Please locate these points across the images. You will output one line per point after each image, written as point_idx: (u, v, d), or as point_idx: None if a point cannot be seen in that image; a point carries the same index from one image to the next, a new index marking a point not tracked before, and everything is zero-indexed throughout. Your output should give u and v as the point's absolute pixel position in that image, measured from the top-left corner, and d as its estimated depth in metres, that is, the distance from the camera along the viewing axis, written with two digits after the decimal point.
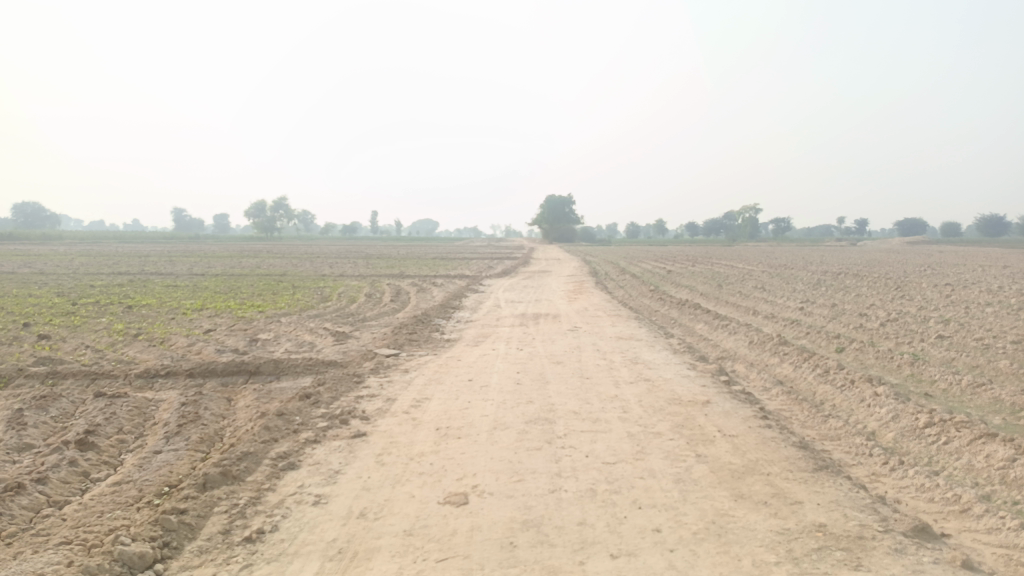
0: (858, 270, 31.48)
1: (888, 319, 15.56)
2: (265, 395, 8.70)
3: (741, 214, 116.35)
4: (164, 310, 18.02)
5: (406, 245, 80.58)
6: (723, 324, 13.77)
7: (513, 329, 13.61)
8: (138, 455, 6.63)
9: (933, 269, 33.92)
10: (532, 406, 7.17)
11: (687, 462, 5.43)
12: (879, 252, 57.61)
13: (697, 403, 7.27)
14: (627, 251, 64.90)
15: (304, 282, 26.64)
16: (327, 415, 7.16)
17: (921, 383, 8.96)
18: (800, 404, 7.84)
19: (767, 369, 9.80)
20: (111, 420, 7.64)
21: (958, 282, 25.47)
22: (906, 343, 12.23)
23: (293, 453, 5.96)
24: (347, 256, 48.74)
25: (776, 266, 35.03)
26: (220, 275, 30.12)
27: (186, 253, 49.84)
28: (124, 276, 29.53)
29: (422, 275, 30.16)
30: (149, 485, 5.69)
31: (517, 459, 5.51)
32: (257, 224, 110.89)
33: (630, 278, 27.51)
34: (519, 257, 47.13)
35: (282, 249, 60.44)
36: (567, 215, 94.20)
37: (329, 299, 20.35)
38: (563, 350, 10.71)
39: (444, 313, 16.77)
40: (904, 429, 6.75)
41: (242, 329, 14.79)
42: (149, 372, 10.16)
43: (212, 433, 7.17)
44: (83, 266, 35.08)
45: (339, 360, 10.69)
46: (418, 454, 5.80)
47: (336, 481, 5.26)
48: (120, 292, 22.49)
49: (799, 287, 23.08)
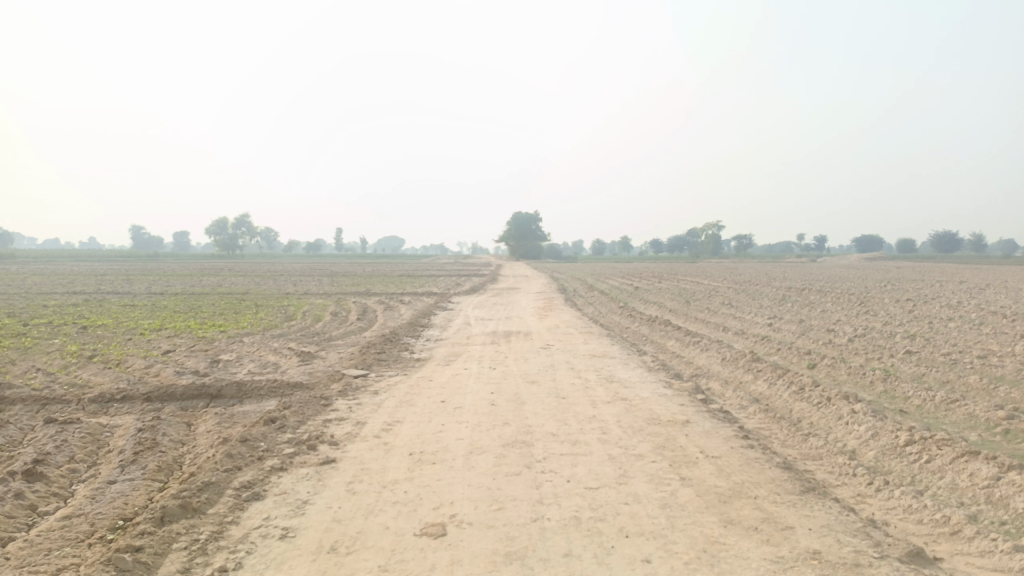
0: (821, 286, 31.93)
1: (855, 334, 15.68)
2: (227, 420, 8.34)
3: (705, 231, 118.03)
4: (121, 330, 17.40)
5: (372, 262, 80.00)
6: (695, 341, 13.71)
7: (484, 348, 13.37)
8: (91, 485, 6.24)
9: (894, 284, 34.58)
10: (508, 429, 6.94)
11: (671, 485, 5.25)
12: (840, 268, 58.72)
13: (676, 423, 7.12)
14: (595, 267, 65.15)
15: (268, 300, 26.08)
16: (293, 440, 6.85)
17: (895, 400, 8.94)
18: (779, 422, 7.74)
19: (743, 387, 9.71)
20: (61, 448, 7.21)
21: (919, 297, 25.93)
22: (876, 358, 12.28)
23: (258, 482, 5.64)
24: (312, 274, 48.09)
25: (741, 282, 35.38)
26: (180, 294, 29.38)
27: (146, 272, 48.62)
28: (80, 295, 28.64)
29: (389, 292, 29.77)
30: (102, 519, 5.32)
31: (496, 485, 5.28)
32: (218, 241, 109.08)
33: (598, 294, 27.46)
34: (486, 274, 46.87)
35: (245, 268, 59.47)
36: (533, 232, 94.38)
37: (293, 318, 19.86)
38: (536, 369, 10.50)
39: (413, 332, 16.43)
40: (885, 447, 6.67)
41: (203, 350, 14.31)
42: (104, 396, 9.67)
43: (171, 461, 6.81)
44: (37, 285, 33.99)
45: (306, 382, 10.33)
46: (392, 481, 5.52)
47: (304, 512, 4.97)
48: (75, 313, 21.71)
49: (766, 304, 23.28)
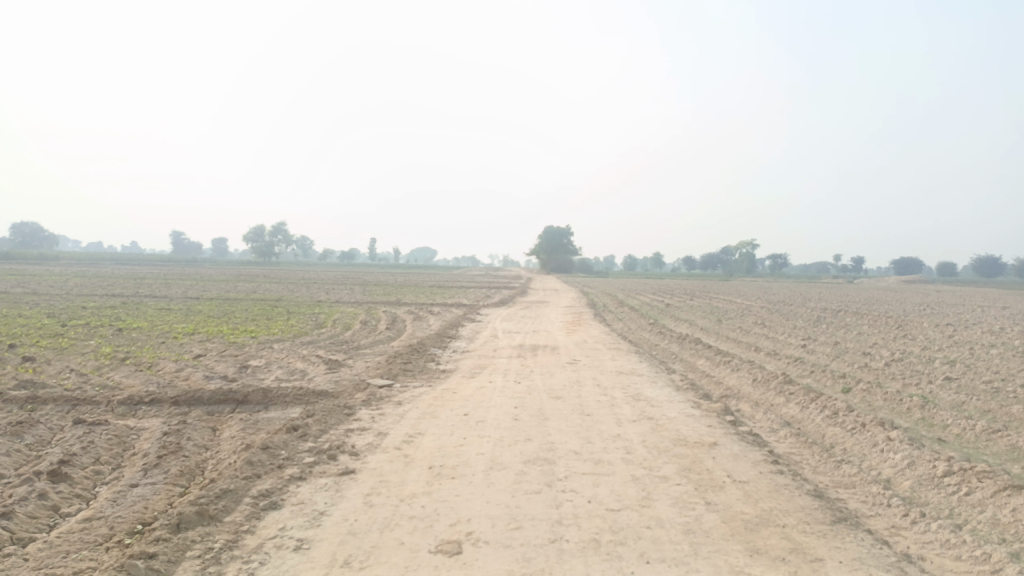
0: (857, 308, 31.24)
1: (892, 359, 15.25)
2: (252, 426, 8.36)
3: (739, 249, 116.66)
4: (154, 333, 17.65)
5: (404, 272, 80.54)
6: (725, 361, 13.45)
7: (510, 361, 13.28)
8: (113, 488, 6.25)
9: (934, 308, 33.69)
10: (531, 445, 6.83)
11: (696, 510, 5.08)
12: (877, 290, 57.51)
13: (703, 445, 6.93)
14: (626, 282, 64.77)
15: (300, 307, 26.31)
16: (314, 449, 6.81)
17: (933, 427, 8.62)
18: (810, 447, 7.50)
19: (774, 409, 9.46)
20: (87, 449, 7.27)
21: (960, 322, 25.23)
22: (914, 384, 11.91)
23: (276, 490, 5.60)
24: (344, 282, 48.62)
25: (775, 302, 34.82)
26: (214, 299, 29.82)
27: (184, 277, 49.54)
28: (119, 297, 29.25)
29: (420, 303, 29.87)
30: (121, 523, 5.32)
31: (515, 503, 5.17)
32: (254, 248, 110.95)
33: (629, 310, 27.22)
34: (515, 287, 46.28)
35: (279, 274, 60.20)
36: (565, 246, 94.19)
37: (323, 326, 19.97)
38: (562, 384, 10.37)
39: (441, 343, 16.39)
40: (922, 477, 6.40)
41: (233, 355, 14.43)
42: (132, 399, 9.76)
43: (193, 466, 6.82)
44: (78, 287, 34.78)
45: (331, 391, 10.32)
46: (410, 495, 5.44)
47: (320, 524, 4.90)
48: (112, 315, 22.15)
49: (800, 324, 22.83)
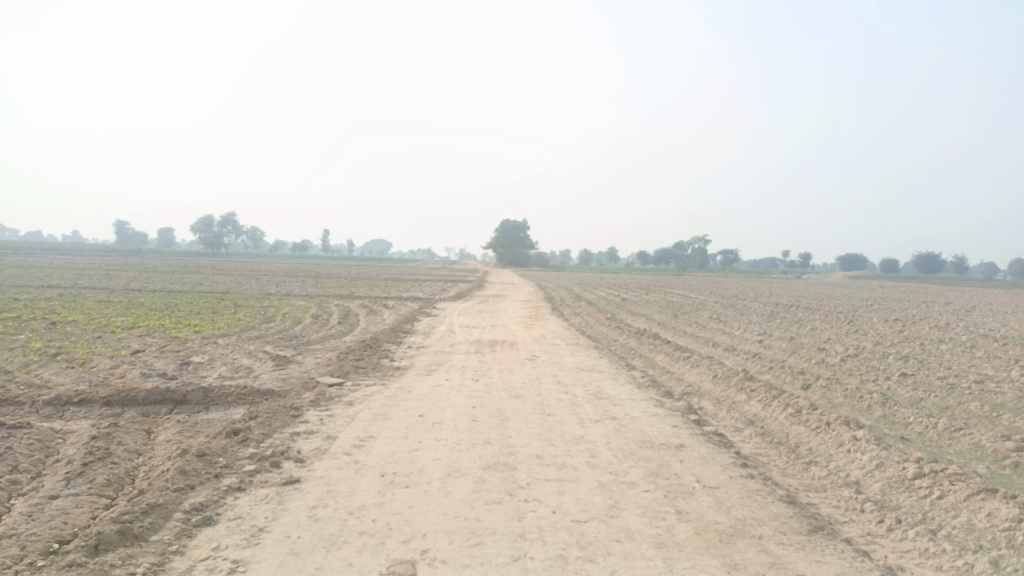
0: (810, 303, 31.75)
1: (848, 354, 15.31)
2: (190, 429, 7.78)
3: (692, 244, 118.43)
4: (91, 327, 16.70)
5: (358, 265, 79.41)
6: (686, 357, 13.27)
7: (467, 357, 12.87)
8: (30, 500, 5.65)
9: (883, 304, 34.37)
10: (490, 449, 6.45)
11: (667, 521, 4.77)
12: (826, 286, 58.70)
13: (670, 447, 6.65)
14: (583, 276, 65.09)
15: (248, 300, 25.43)
16: (256, 456, 6.31)
17: (895, 425, 8.53)
18: (777, 447, 7.30)
19: (736, 407, 9.25)
20: (4, 456, 6.62)
21: (908, 317, 25.71)
22: (872, 380, 11.89)
23: (211, 504, 5.11)
24: (295, 274, 47.55)
25: (729, 296, 35.29)
26: (158, 291, 28.69)
27: (129, 268, 47.51)
28: (55, 289, 27.93)
29: (373, 296, 29.21)
30: (34, 541, 4.75)
31: (474, 516, 4.79)
32: (203, 239, 108.19)
33: (586, 305, 27.08)
34: (472, 281, 46.05)
35: (227, 265, 58.90)
36: (521, 239, 94.02)
37: (273, 320, 19.23)
38: (521, 382, 10.00)
39: (395, 338, 15.88)
40: (892, 479, 6.22)
41: (174, 351, 13.68)
42: (59, 399, 9.05)
43: (122, 475, 6.25)
44: (13, 278, 33.06)
45: (278, 390, 9.76)
46: (360, 507, 5.01)
47: (259, 543, 4.44)
48: (45, 307, 20.99)
49: (755, 319, 22.98)
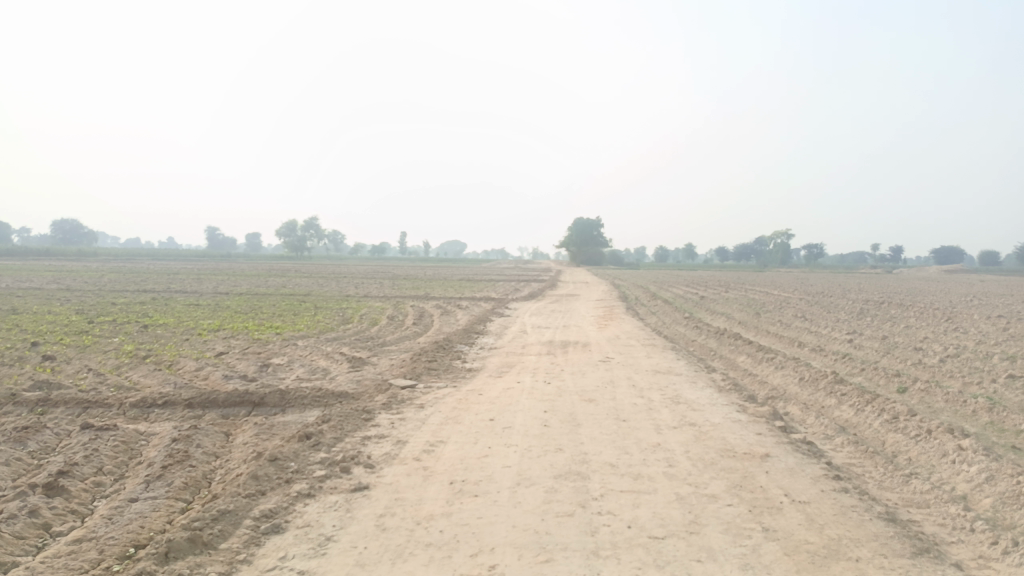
0: (902, 299, 30.02)
1: (947, 355, 14.29)
2: (266, 432, 7.88)
3: (772, 241, 114.75)
4: (179, 330, 17.36)
5: (434, 266, 80.34)
6: (769, 358, 12.66)
7: (540, 358, 12.66)
8: (111, 502, 5.77)
9: (984, 299, 32.17)
10: (562, 456, 6.22)
11: (752, 539, 4.43)
12: (919, 281, 55.42)
13: (754, 457, 6.25)
14: (659, 274, 63.80)
15: (327, 302, 26.00)
16: (326, 461, 6.28)
17: (1005, 434, 7.80)
18: (873, 458, 6.78)
19: (825, 413, 8.70)
20: (90, 458, 6.83)
21: (1013, 314, 23.93)
22: (976, 383, 11.01)
23: (280, 510, 5.09)
24: (374, 276, 48.53)
25: (813, 293, 33.85)
26: (244, 294, 29.71)
27: (220, 272, 49.49)
28: (150, 293, 29.34)
29: (448, 296, 29.43)
30: (112, 545, 4.82)
31: (545, 529, 4.58)
32: (287, 243, 112.05)
33: (662, 304, 26.42)
34: (546, 280, 45.84)
35: (308, 268, 60.65)
36: (595, 237, 93.14)
37: (350, 322, 19.53)
38: (595, 385, 9.71)
39: (468, 339, 15.82)
40: (1005, 495, 5.64)
41: (255, 353, 14.01)
42: (145, 401, 9.35)
43: (199, 478, 6.33)
44: (112, 283, 34.87)
45: (352, 392, 9.80)
46: (427, 517, 4.87)
47: (325, 553, 4.35)
48: (139, 311, 22.00)
49: (841, 317, 21.89)
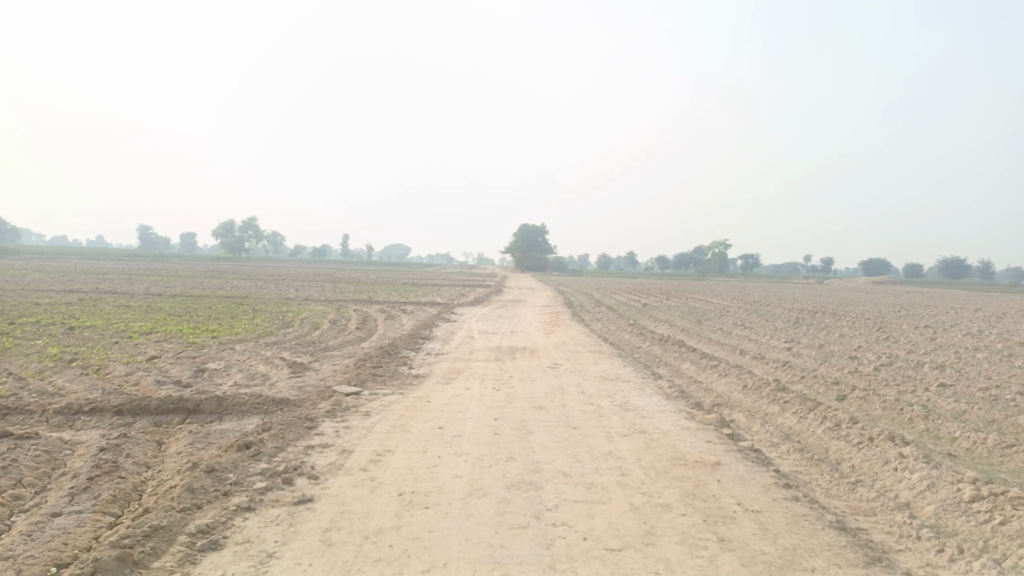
0: (836, 309, 31.01)
1: (881, 363, 14.73)
2: (202, 441, 7.51)
3: (711, 250, 117.54)
4: (109, 333, 16.57)
5: (376, 270, 79.33)
6: (713, 365, 12.82)
7: (487, 364, 12.52)
8: (31, 517, 5.37)
9: (912, 310, 33.43)
10: (513, 465, 6.08)
11: (709, 550, 4.38)
12: (849, 292, 57.53)
13: (705, 465, 6.25)
14: (602, 281, 64.41)
15: (267, 305, 25.28)
16: (267, 472, 5.99)
17: (940, 441, 8.03)
18: (819, 465, 6.86)
19: (770, 421, 8.81)
20: (8, 469, 6.36)
21: (939, 325, 24.93)
22: (909, 391, 11.35)
23: (218, 525, 4.81)
24: (316, 279, 47.52)
25: (752, 302, 34.66)
26: (178, 296, 28.67)
27: (152, 273, 47.68)
28: (76, 294, 27.97)
29: (392, 301, 29.02)
30: (31, 565, 4.46)
31: (499, 542, 4.43)
32: (225, 244, 108.98)
33: (606, 310, 26.62)
34: (490, 285, 45.92)
35: (246, 270, 59.06)
36: (540, 244, 93.55)
37: (291, 326, 19.01)
38: (544, 392, 9.62)
39: (414, 344, 15.57)
40: (946, 502, 5.76)
41: (190, 357, 13.45)
42: (70, 408, 8.80)
43: (129, 490, 5.96)
44: (34, 282, 33.19)
45: (293, 399, 9.46)
46: (375, 531, 4.67)
47: (267, 571, 4.11)
48: (65, 312, 20.95)
49: (780, 326, 22.42)
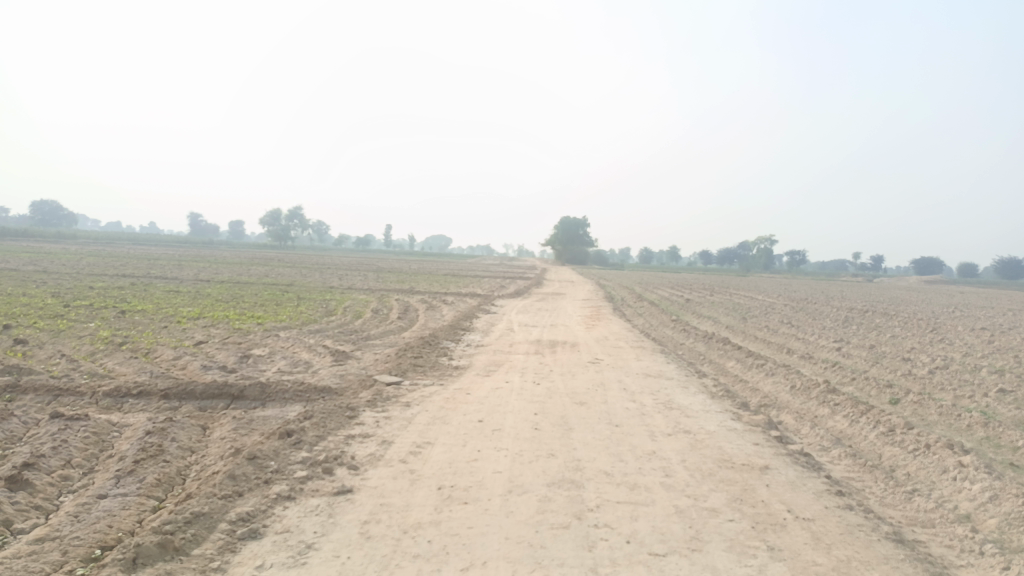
0: (886, 309, 30.10)
1: (936, 366, 14.20)
2: (245, 427, 7.58)
3: (756, 246, 115.55)
4: (157, 317, 16.92)
5: (418, 260, 79.84)
6: (759, 364, 12.51)
7: (528, 357, 12.42)
8: (78, 499, 5.44)
9: (967, 311, 32.26)
10: (554, 462, 5.97)
11: (758, 559, 4.20)
12: (899, 291, 55.96)
13: (753, 469, 6.05)
14: (644, 275, 63.72)
15: (311, 293, 25.58)
16: (308, 461, 5.98)
17: (1002, 450, 7.66)
18: (872, 472, 6.60)
19: (819, 423, 8.53)
20: (58, 449, 6.48)
21: (996, 327, 23.98)
22: (966, 396, 10.90)
23: (258, 513, 4.81)
24: (358, 267, 48.00)
25: (798, 300, 33.89)
26: (225, 282, 29.22)
27: (200, 259, 48.90)
28: (128, 278, 28.69)
29: (434, 291, 29.11)
30: (76, 547, 4.51)
31: (539, 543, 4.32)
32: (271, 232, 111.01)
33: (649, 305, 26.30)
34: (531, 277, 45.87)
35: (291, 257, 59.96)
36: (582, 237, 93.03)
37: (333, 314, 19.18)
38: (585, 387, 9.47)
39: (454, 335, 15.54)
40: (1010, 516, 5.46)
41: (235, 343, 13.64)
42: (119, 390, 8.98)
43: (173, 474, 6.02)
44: (89, 266, 34.21)
45: (335, 387, 9.50)
46: (414, 525, 4.60)
47: (305, 562, 4.08)
48: (117, 296, 21.51)
49: (828, 324, 21.85)
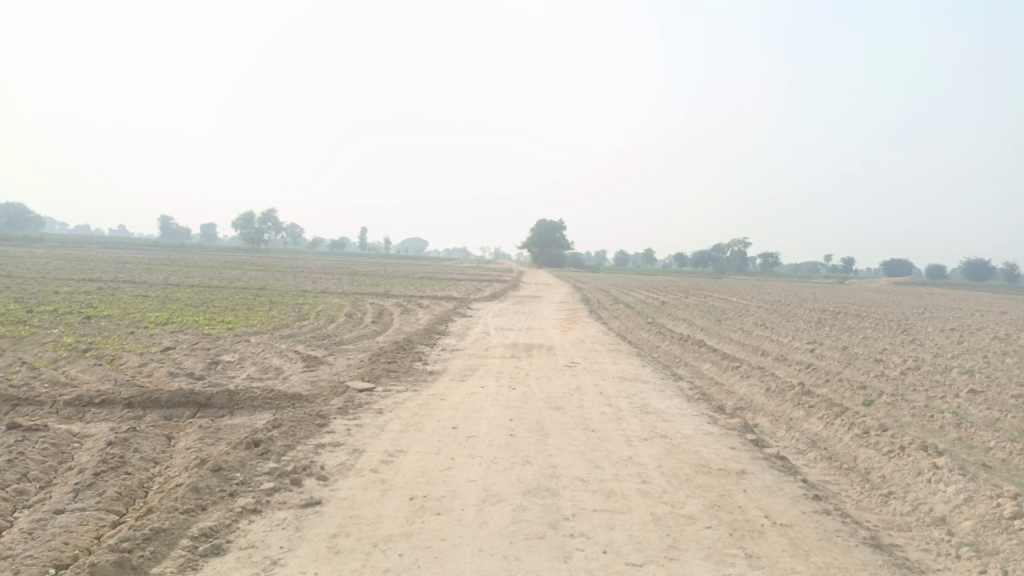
0: (858, 310, 30.44)
1: (907, 367, 14.34)
2: (212, 436, 7.36)
3: (730, 249, 116.62)
4: (124, 322, 16.53)
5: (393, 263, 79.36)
6: (734, 367, 12.52)
7: (503, 362, 12.30)
8: (33, 514, 5.21)
9: (937, 312, 32.71)
10: (529, 470, 5.86)
11: (736, 568, 4.12)
12: (870, 292, 56.74)
13: (730, 474, 5.99)
14: (619, 278, 63.91)
15: (284, 297, 25.25)
16: (275, 472, 5.80)
17: (974, 451, 7.68)
18: (848, 475, 6.57)
19: (795, 426, 8.51)
20: (14, 462, 6.23)
21: (965, 328, 24.36)
22: (938, 397, 10.98)
23: (222, 528, 4.63)
24: (333, 271, 47.56)
25: (772, 301, 34.16)
26: (196, 286, 28.74)
27: (171, 263, 48.10)
28: (96, 283, 28.11)
29: (409, 294, 28.91)
30: (28, 566, 4.30)
31: (513, 554, 4.21)
32: (244, 236, 109.79)
33: (624, 308, 26.33)
34: (507, 280, 45.76)
35: (265, 261, 59.24)
36: (557, 240, 93.18)
37: (307, 318, 18.93)
38: (561, 392, 9.37)
39: (429, 339, 15.39)
40: (985, 518, 5.45)
41: (205, 349, 13.35)
42: (81, 399, 8.69)
43: (135, 487, 5.81)
44: (56, 270, 33.47)
45: (306, 394, 9.30)
46: (385, 538, 4.46)
47: None
48: (83, 301, 21.01)
49: (801, 326, 22.03)
